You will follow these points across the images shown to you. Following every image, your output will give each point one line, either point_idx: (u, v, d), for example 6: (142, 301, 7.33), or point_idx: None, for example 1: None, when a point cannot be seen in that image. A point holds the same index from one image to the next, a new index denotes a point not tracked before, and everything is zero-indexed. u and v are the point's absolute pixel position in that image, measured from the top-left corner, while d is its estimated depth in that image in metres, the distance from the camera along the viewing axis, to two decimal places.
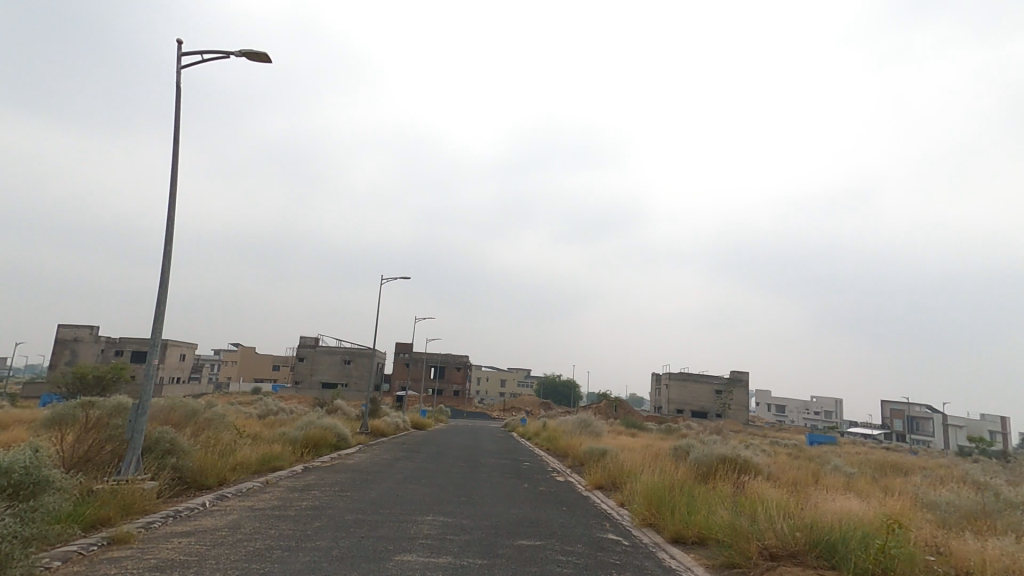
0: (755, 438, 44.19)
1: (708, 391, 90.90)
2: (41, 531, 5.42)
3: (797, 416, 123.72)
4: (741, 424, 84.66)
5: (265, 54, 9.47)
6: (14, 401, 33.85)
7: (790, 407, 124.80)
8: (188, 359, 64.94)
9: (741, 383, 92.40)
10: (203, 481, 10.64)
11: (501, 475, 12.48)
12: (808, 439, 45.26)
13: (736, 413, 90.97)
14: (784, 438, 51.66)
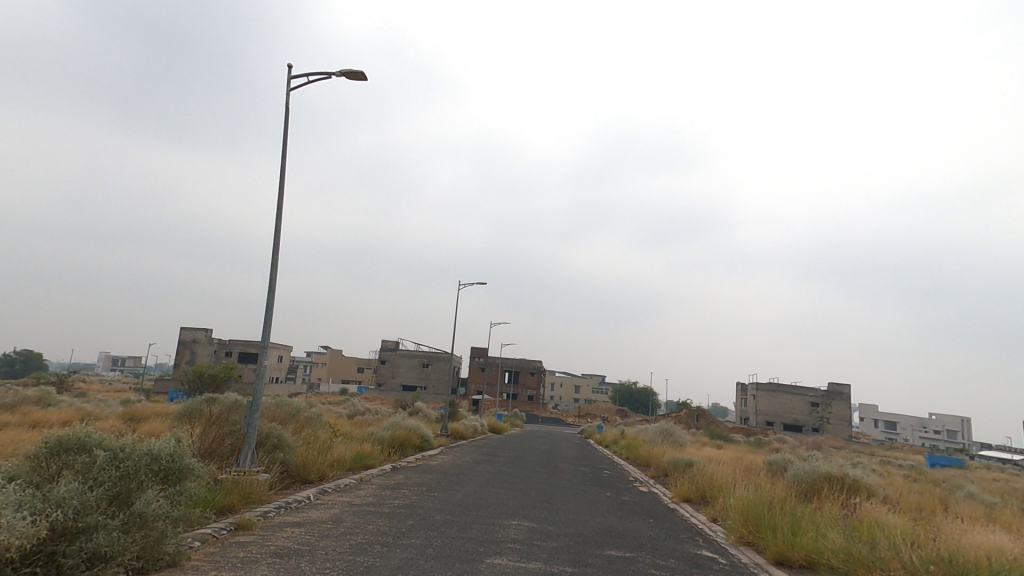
0: (863, 457, 40.51)
1: (804, 403, 85.14)
2: (186, 514, 6.31)
3: (912, 435, 111.73)
4: (841, 440, 78.21)
5: (360, 71, 10.45)
6: (146, 396, 38.33)
7: (902, 424, 113.48)
8: (286, 360, 70.37)
9: (842, 397, 86.71)
10: (307, 476, 11.56)
11: (582, 482, 12.44)
12: (932, 461, 40.81)
13: (837, 429, 85.07)
14: (902, 459, 46.83)
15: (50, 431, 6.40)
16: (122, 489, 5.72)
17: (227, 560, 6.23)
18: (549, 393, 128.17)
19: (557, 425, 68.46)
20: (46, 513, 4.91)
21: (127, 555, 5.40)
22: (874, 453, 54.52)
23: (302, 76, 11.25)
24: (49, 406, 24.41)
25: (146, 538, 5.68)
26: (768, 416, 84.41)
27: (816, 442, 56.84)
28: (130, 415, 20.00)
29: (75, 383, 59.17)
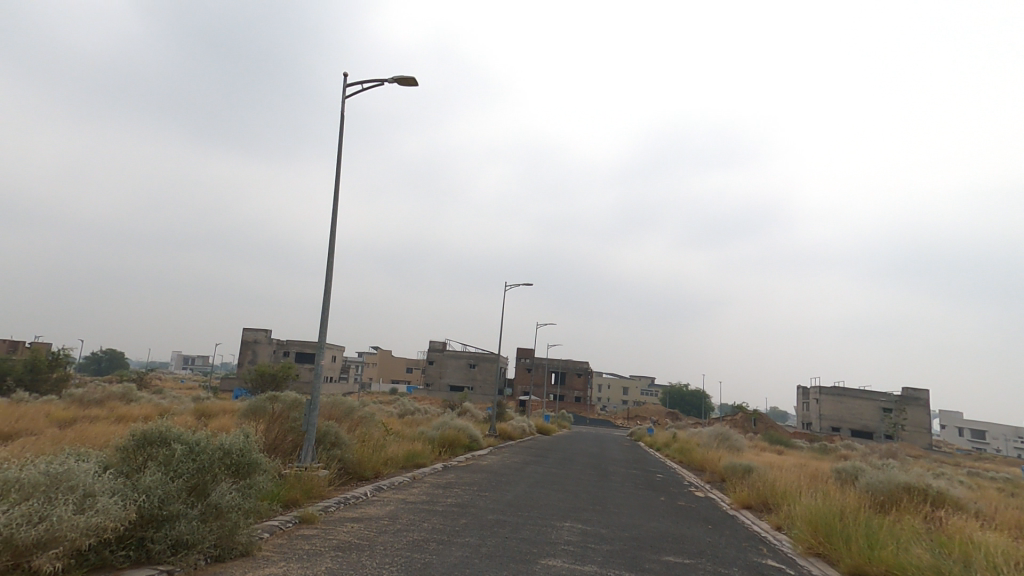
0: (945, 467, 37.66)
1: (874, 409, 80.67)
2: (256, 505, 6.93)
3: (1004, 446, 102.70)
4: (917, 448, 73.15)
5: (410, 77, 10.67)
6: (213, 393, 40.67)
7: (988, 434, 104.89)
8: (339, 360, 72.94)
9: (917, 403, 82.26)
10: (363, 473, 11.95)
11: (634, 485, 12.18)
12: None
13: (914, 437, 80.06)
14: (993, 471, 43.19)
15: (137, 424, 7.06)
16: (199, 481, 6.50)
17: (293, 552, 6.52)
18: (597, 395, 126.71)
19: (606, 427, 67.55)
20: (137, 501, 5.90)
21: (206, 543, 6.12)
22: (956, 463, 50.69)
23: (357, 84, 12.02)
24: (131, 401, 26.37)
25: (222, 527, 6.37)
26: (833, 421, 80.14)
27: (891, 450, 53.42)
28: (202, 411, 21.27)
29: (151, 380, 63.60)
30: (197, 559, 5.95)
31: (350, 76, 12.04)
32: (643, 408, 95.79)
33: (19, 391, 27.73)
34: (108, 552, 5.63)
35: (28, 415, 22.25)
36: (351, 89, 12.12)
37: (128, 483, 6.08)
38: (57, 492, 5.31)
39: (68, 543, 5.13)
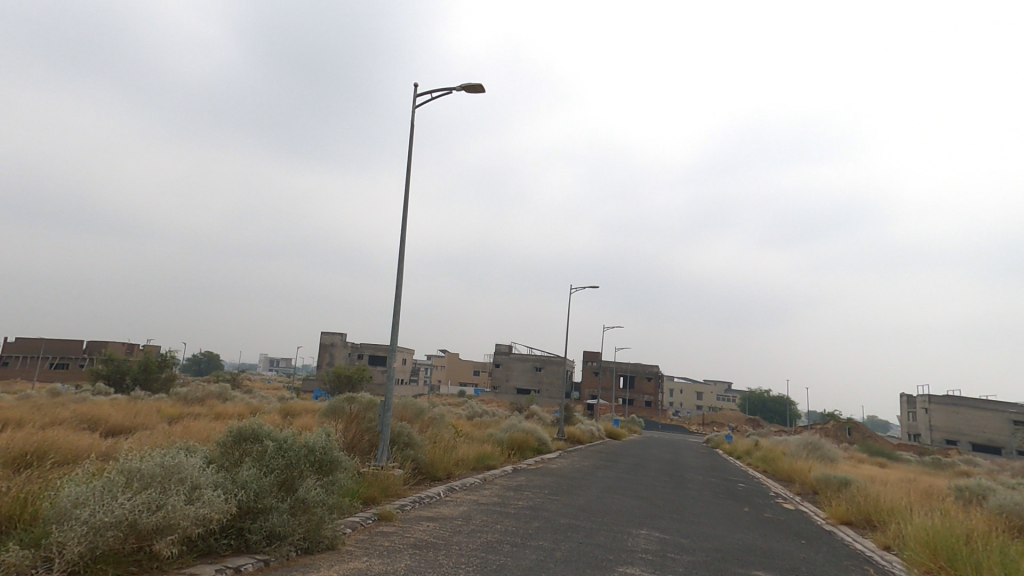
0: None
1: (1003, 423, 71.24)
2: (338, 502, 7.44)
3: None
4: None
5: (476, 83, 11.52)
6: (297, 393, 43.33)
7: None
8: (409, 362, 75.41)
9: None
10: (435, 473, 12.34)
11: (714, 494, 11.56)
12: None
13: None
14: None
15: (234, 422, 7.78)
16: (288, 477, 7.13)
17: (374, 547, 6.76)
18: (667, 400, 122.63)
19: (679, 433, 65.21)
20: (235, 494, 6.59)
21: (296, 536, 6.65)
22: None
23: (426, 93, 12.44)
24: (226, 400, 28.63)
25: (310, 521, 6.91)
26: (948, 433, 73.27)
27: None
28: (287, 410, 22.65)
29: (243, 381, 68.88)
30: (288, 550, 6.49)
31: (419, 85, 12.40)
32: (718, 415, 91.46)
33: (134, 389, 30.89)
34: (213, 540, 6.33)
35: (142, 411, 24.76)
36: (421, 97, 12.50)
37: (228, 476, 6.79)
38: (171, 483, 6.06)
39: (181, 530, 5.81)
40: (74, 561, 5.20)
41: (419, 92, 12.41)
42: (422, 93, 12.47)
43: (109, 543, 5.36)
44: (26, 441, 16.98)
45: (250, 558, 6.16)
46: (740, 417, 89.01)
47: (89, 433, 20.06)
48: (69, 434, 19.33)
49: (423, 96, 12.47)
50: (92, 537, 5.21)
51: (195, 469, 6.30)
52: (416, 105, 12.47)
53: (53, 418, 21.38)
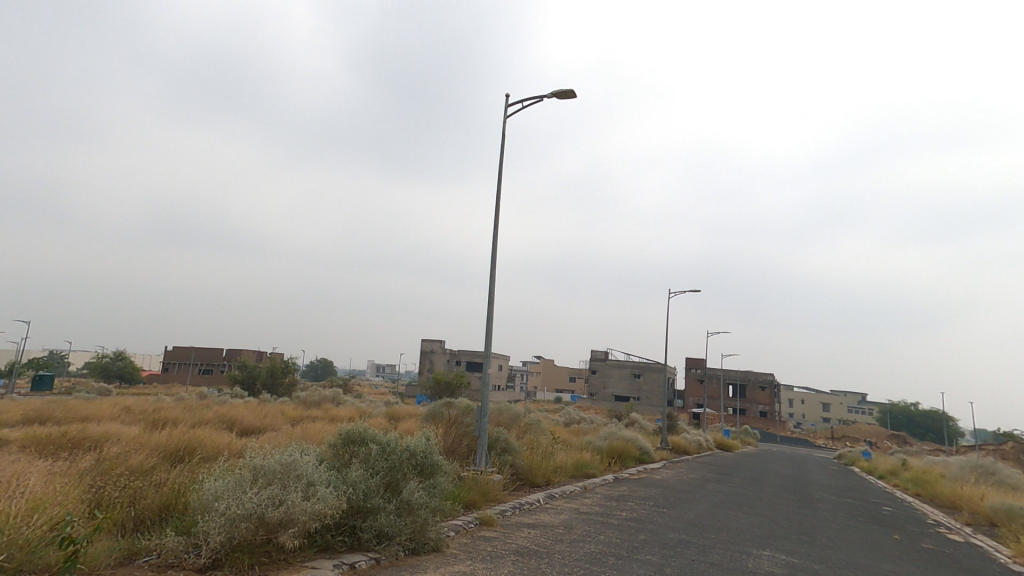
0: None
1: None
2: (439, 504, 8.51)
3: None
4: None
5: (568, 89, 11.94)
6: (402, 398, 45.57)
7: None
8: (505, 369, 76.53)
9: None
10: (533, 479, 12.68)
11: (853, 517, 10.08)
12: None
13: None
14: None
15: (345, 423, 9.01)
16: (393, 479, 8.21)
17: (478, 553, 7.56)
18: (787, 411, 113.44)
19: (803, 447, 59.22)
20: (347, 494, 7.62)
21: (402, 537, 7.61)
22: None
23: (517, 103, 13.23)
24: (340, 404, 30.85)
25: (414, 523, 7.86)
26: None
27: None
28: (392, 414, 23.85)
29: (356, 387, 74.02)
30: (396, 550, 7.46)
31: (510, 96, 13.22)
32: (850, 429, 81.76)
33: (264, 392, 34.34)
34: (330, 536, 7.46)
35: (270, 413, 27.50)
36: (512, 107, 13.29)
37: (339, 477, 7.84)
38: (290, 480, 7.12)
39: (300, 523, 6.86)
40: (220, 546, 6.34)
41: (510, 102, 13.27)
42: (513, 103, 13.30)
43: (242, 534, 6.45)
44: (180, 438, 19.48)
45: (363, 556, 7.14)
46: (879, 432, 78.69)
47: (228, 432, 22.57)
48: (212, 433, 21.88)
49: (514, 106, 13.28)
50: (229, 527, 6.37)
51: (309, 467, 7.33)
52: (508, 114, 13.31)
53: (201, 418, 24.40)
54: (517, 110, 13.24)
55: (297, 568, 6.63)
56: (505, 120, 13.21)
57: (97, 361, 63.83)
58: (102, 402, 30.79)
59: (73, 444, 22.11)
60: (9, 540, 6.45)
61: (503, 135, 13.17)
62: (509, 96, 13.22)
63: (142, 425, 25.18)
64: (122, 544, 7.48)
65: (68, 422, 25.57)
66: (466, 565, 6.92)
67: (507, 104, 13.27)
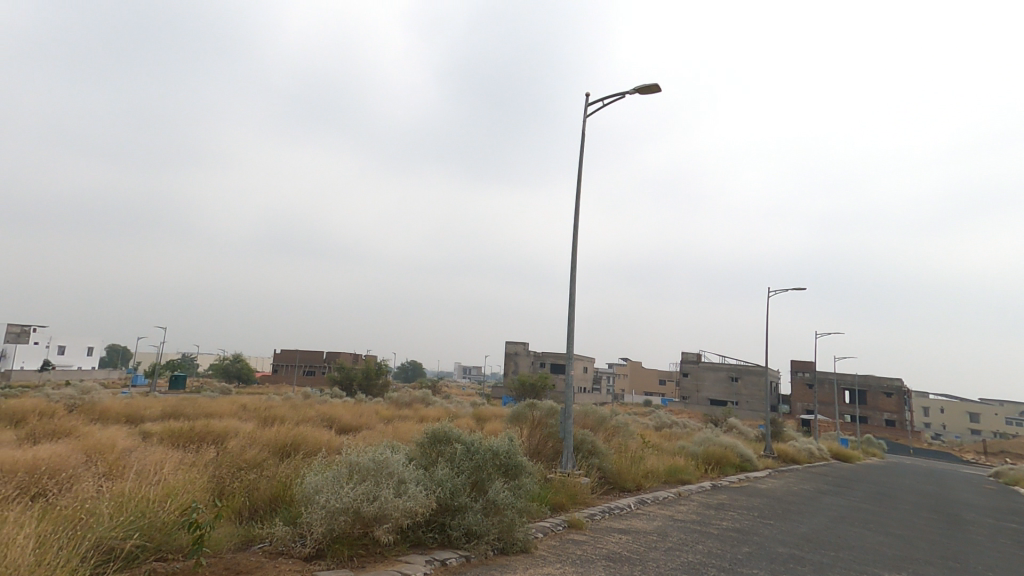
0: None
1: None
2: (525, 505, 8.37)
3: None
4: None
5: (653, 83, 11.34)
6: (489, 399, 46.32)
7: None
8: (590, 371, 75.36)
9: None
10: (623, 483, 12.13)
11: (1016, 545, 8.43)
12: None
13: None
14: None
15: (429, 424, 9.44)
16: (478, 478, 8.29)
17: (566, 556, 7.23)
18: (921, 420, 100.34)
19: (941, 461, 52.10)
20: (435, 492, 7.70)
21: (491, 536, 7.49)
22: None
23: (597, 102, 13.17)
24: (429, 404, 31.87)
25: (502, 522, 7.75)
26: None
27: None
28: (479, 415, 24.18)
29: (445, 388, 76.51)
30: (486, 548, 7.33)
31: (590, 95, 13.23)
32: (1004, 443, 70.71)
33: (359, 392, 36.44)
34: (421, 532, 7.54)
35: (365, 412, 29.05)
36: (592, 106, 13.26)
37: (427, 476, 7.99)
38: (382, 475, 7.35)
39: (394, 519, 6.94)
40: (321, 537, 6.64)
41: (589, 102, 13.24)
42: (594, 102, 13.27)
43: (342, 526, 6.72)
44: (287, 434, 21.07)
45: (454, 553, 7.09)
46: None
47: (328, 429, 24.11)
48: (315, 429, 23.49)
49: (595, 105, 13.25)
50: (329, 520, 6.65)
51: (399, 464, 7.54)
52: (588, 115, 13.35)
53: (305, 415, 26.31)
54: (597, 109, 13.21)
55: (391, 562, 6.72)
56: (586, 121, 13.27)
57: (220, 362, 71.52)
58: (223, 400, 34.34)
59: (200, 436, 24.81)
60: (149, 522, 7.21)
61: (583, 136, 13.22)
62: (588, 95, 13.23)
63: (256, 421, 27.69)
64: (240, 531, 8.04)
65: (196, 418, 28.73)
66: (551, 568, 6.59)
67: (587, 104, 13.26)
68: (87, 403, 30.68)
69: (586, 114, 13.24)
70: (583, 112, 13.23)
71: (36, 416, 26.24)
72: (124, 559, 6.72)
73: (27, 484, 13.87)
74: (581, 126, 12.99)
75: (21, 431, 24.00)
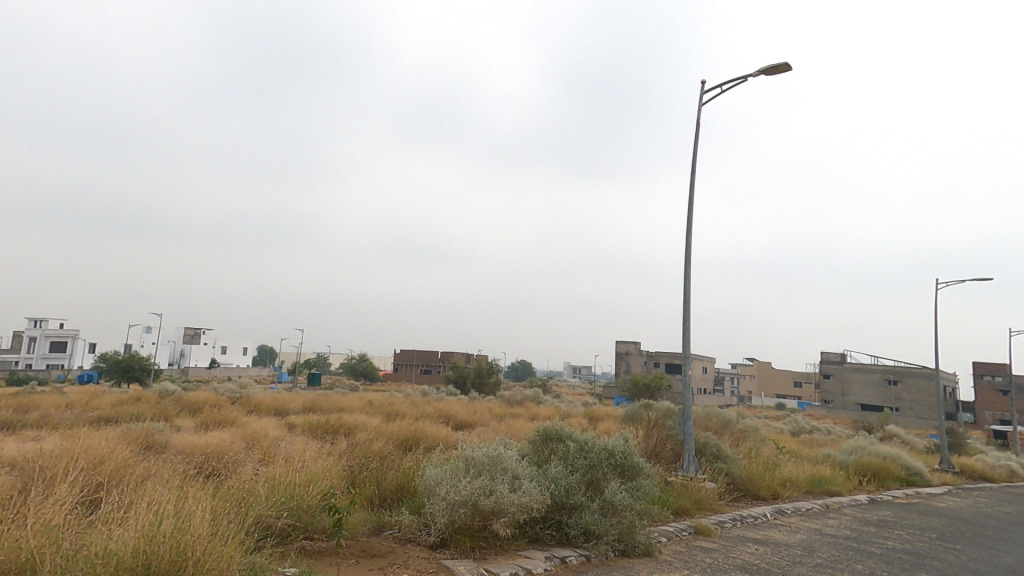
0: None
1: None
2: (645, 507, 8.08)
3: None
4: None
5: (782, 63, 10.37)
6: (602, 400, 45.64)
7: None
8: (710, 371, 71.58)
9: None
10: (756, 491, 11.26)
11: None
12: None
13: None
14: None
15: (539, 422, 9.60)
16: (592, 477, 8.20)
17: (696, 563, 6.86)
18: None
19: None
20: (550, 489, 7.77)
21: (610, 536, 7.37)
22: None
23: (716, 87, 12.35)
24: (540, 403, 32.21)
25: (621, 524, 7.57)
26: None
27: None
28: (591, 415, 23.85)
29: (558, 389, 76.84)
30: (606, 549, 7.20)
31: (708, 82, 12.45)
32: None
33: (473, 390, 37.89)
34: (539, 528, 7.61)
35: (479, 409, 30.09)
36: (710, 93, 12.46)
37: (541, 473, 8.08)
38: (497, 471, 7.56)
39: (511, 514, 7.07)
40: (444, 528, 7.01)
41: (707, 88, 12.46)
42: (711, 88, 12.47)
43: (463, 518, 7.01)
44: (408, 429, 22.52)
45: (573, 552, 7.07)
46: None
47: (445, 426, 25.34)
48: (433, 425, 24.84)
49: (711, 91, 12.46)
50: (450, 511, 6.98)
51: (513, 461, 7.69)
52: (704, 102, 12.54)
53: (423, 412, 27.93)
54: (715, 96, 12.40)
55: (511, 555, 6.86)
56: (701, 109, 12.51)
57: (350, 361, 78.53)
58: (352, 397, 37.60)
59: (334, 429, 27.45)
60: (297, 504, 8.11)
61: (698, 124, 12.52)
62: (706, 81, 12.46)
63: (381, 416, 29.98)
64: (373, 518, 8.70)
65: (331, 412, 31.77)
66: (686, 574, 6.26)
67: (703, 91, 12.52)
68: (244, 397, 35.34)
69: (702, 101, 12.45)
70: (700, 99, 12.45)
71: (207, 407, 30.80)
72: (279, 535, 7.59)
73: (202, 464, 16.32)
74: (700, 116, 12.24)
75: (196, 419, 28.30)
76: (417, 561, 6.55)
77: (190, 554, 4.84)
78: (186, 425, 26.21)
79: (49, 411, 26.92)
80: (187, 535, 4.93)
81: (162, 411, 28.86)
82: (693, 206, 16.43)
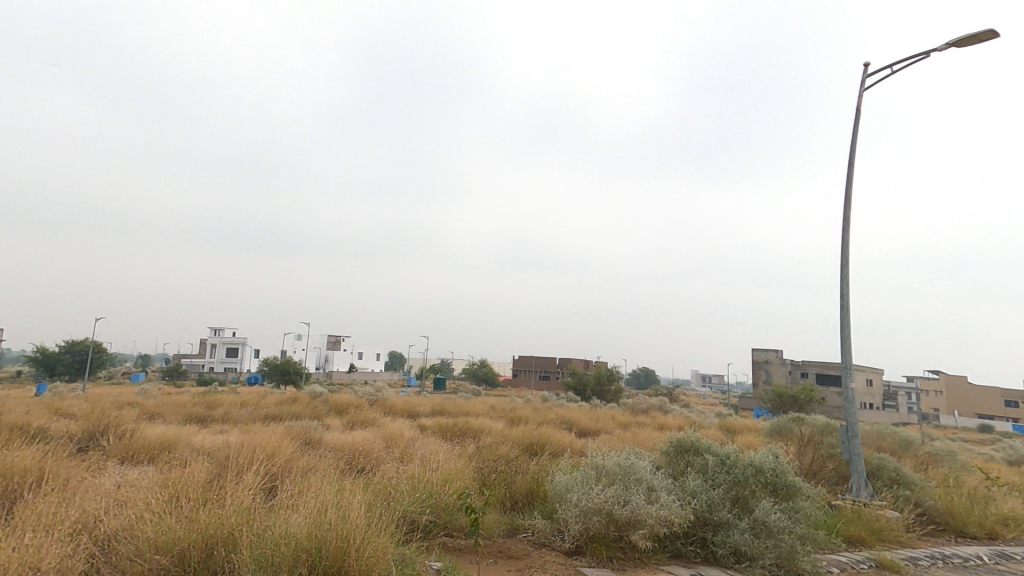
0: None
1: None
2: (809, 533, 7.32)
3: None
4: None
5: (986, 31, 9.01)
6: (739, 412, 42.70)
7: None
8: (878, 385, 64.26)
9: None
10: (961, 527, 9.81)
11: None
12: None
13: None
14: None
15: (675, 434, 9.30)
16: (739, 495, 7.70)
17: None
18: None
19: None
20: (691, 503, 7.46)
21: (766, 560, 6.76)
22: None
23: (883, 69, 10.55)
24: (666, 412, 31.03)
25: (778, 547, 6.93)
26: None
27: None
28: (727, 427, 22.56)
29: (689, 399, 73.40)
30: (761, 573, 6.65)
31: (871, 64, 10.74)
32: None
33: (593, 397, 37.60)
34: (681, 544, 7.30)
35: (602, 417, 29.75)
36: (875, 76, 10.69)
37: (678, 486, 7.81)
38: (630, 481, 7.42)
39: (649, 526, 6.85)
40: (579, 534, 7.06)
41: (873, 71, 10.70)
42: (876, 70, 10.71)
43: (597, 526, 7.01)
44: (532, 433, 22.95)
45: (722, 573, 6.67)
46: None
47: (568, 432, 25.43)
48: (555, 431, 25.04)
49: (878, 74, 10.66)
50: (584, 518, 7.04)
51: (647, 472, 7.50)
52: (869, 87, 10.82)
53: (546, 418, 28.25)
54: (883, 78, 10.59)
55: (652, 569, 6.62)
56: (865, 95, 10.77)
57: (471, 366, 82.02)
58: (476, 401, 39.13)
59: (461, 431, 28.85)
60: (436, 502, 8.59)
61: (860, 114, 10.84)
62: (869, 64, 10.76)
63: (505, 420, 30.88)
64: (507, 520, 8.88)
65: (458, 416, 33.32)
66: None
67: (867, 75, 10.77)
68: (381, 400, 38.37)
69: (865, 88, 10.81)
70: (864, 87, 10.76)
71: (351, 408, 33.95)
72: (423, 530, 8.04)
73: (351, 459, 18.08)
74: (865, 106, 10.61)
75: (343, 419, 31.33)
76: (554, 565, 6.61)
77: (353, 541, 5.06)
78: (335, 425, 29.07)
79: (229, 408, 31.49)
80: (350, 525, 5.17)
81: (314, 411, 32.33)
82: (852, 199, 14.93)
